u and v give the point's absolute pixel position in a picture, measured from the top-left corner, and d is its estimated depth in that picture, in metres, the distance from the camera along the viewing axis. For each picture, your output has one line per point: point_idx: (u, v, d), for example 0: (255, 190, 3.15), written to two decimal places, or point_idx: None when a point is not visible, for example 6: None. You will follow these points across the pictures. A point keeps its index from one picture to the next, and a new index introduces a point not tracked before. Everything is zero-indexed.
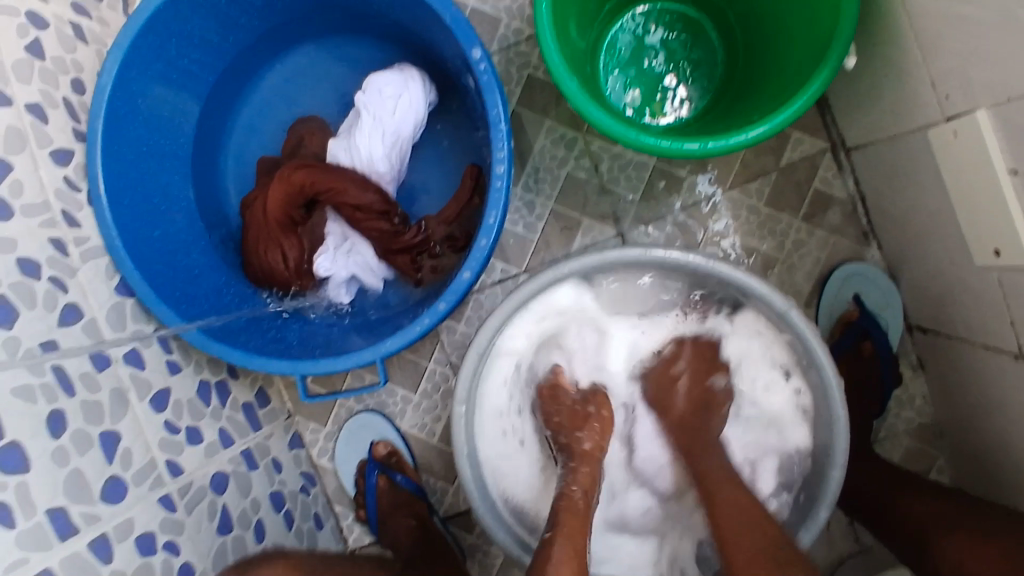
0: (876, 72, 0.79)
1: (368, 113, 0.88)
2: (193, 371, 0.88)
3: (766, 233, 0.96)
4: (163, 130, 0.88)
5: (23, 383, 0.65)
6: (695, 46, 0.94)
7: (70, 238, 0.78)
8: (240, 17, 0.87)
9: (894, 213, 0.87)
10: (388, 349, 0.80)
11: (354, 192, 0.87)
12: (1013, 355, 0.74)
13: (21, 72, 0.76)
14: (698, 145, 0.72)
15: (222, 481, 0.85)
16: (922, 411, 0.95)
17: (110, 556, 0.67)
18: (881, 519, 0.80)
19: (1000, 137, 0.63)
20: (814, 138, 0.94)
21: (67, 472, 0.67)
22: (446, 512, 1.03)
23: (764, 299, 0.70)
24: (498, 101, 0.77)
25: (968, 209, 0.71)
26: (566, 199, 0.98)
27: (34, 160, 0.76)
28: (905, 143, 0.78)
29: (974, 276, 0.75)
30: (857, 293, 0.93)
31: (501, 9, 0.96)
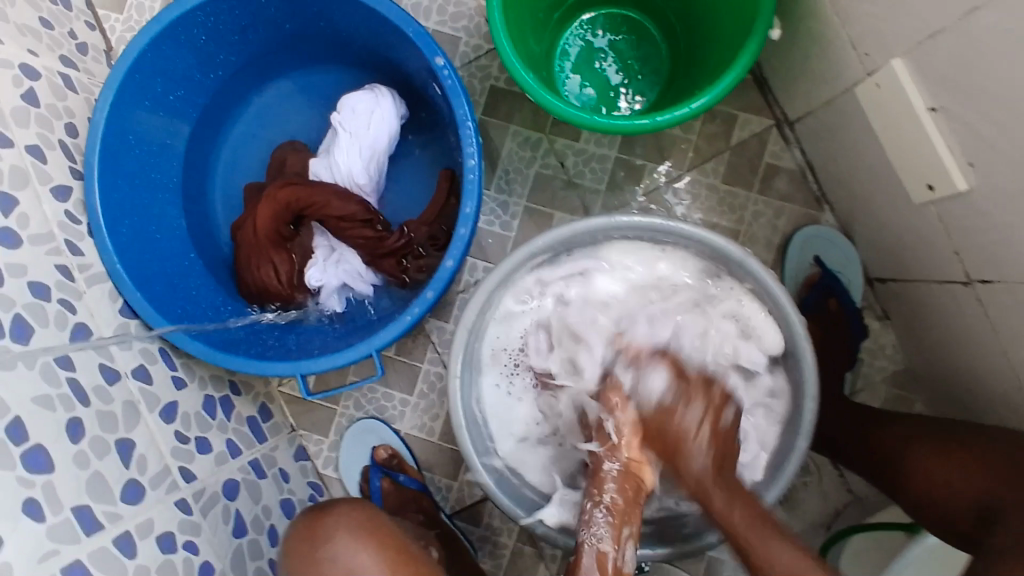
0: (805, 46, 0.87)
1: (344, 130, 0.95)
2: (198, 386, 0.93)
3: (726, 208, 1.03)
4: (155, 163, 0.93)
5: (41, 393, 0.70)
6: (641, 45, 1.02)
7: (75, 265, 0.82)
8: (219, 54, 0.94)
9: (838, 174, 0.95)
10: (381, 341, 0.85)
11: (337, 203, 0.92)
12: (962, 283, 0.80)
13: (19, 117, 0.80)
14: (648, 120, 0.79)
15: (233, 488, 0.90)
16: (894, 359, 1.01)
17: (134, 551, 0.72)
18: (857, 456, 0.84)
19: (918, 80, 0.71)
20: (759, 117, 1.02)
21: (88, 474, 0.71)
22: (451, 508, 1.07)
23: (722, 251, 0.77)
24: (464, 102, 0.84)
25: (902, 154, 0.78)
26: (538, 196, 1.04)
27: (37, 197, 0.80)
28: (839, 105, 0.86)
29: (915, 216, 0.82)
30: (817, 255, 1.00)
31: (459, 29, 1.04)
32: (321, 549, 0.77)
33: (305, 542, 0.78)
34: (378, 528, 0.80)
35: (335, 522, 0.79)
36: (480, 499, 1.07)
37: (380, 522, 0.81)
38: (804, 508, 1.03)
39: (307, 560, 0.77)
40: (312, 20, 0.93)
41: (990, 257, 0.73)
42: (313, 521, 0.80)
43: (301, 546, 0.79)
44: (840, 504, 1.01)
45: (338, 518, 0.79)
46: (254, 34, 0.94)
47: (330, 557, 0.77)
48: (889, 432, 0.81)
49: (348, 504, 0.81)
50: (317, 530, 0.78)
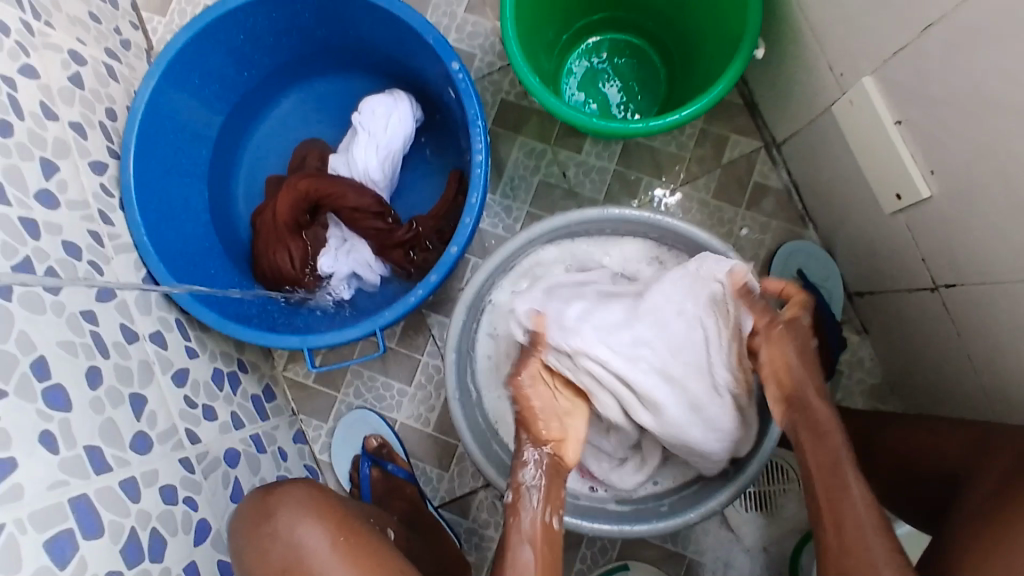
0: (790, 71, 0.94)
1: (363, 130, 1.02)
2: (209, 359, 0.98)
3: (716, 221, 1.09)
4: (186, 150, 1.01)
5: (66, 338, 0.75)
6: (641, 68, 1.10)
7: (105, 232, 0.89)
8: (253, 54, 1.03)
9: (821, 192, 1.01)
10: (386, 319, 0.91)
11: (352, 195, 0.99)
12: (929, 289, 0.86)
13: (65, 96, 0.88)
14: (642, 125, 0.86)
15: (234, 458, 0.93)
16: (872, 372, 1.05)
17: (137, 495, 0.75)
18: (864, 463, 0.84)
19: (885, 96, 0.78)
20: (749, 139, 1.09)
21: (102, 420, 0.75)
22: (440, 500, 1.10)
23: (706, 246, 0.83)
24: (475, 103, 0.91)
25: (875, 167, 0.85)
26: (539, 202, 1.11)
27: (76, 168, 0.87)
28: (820, 125, 0.93)
29: (890, 226, 0.88)
30: (800, 268, 1.06)
31: (475, 47, 1.12)
32: (266, 524, 0.72)
33: (252, 522, 0.74)
34: (324, 501, 0.75)
35: (281, 499, 0.74)
36: (470, 491, 1.10)
37: (329, 498, 0.77)
38: (783, 514, 1.05)
39: (256, 537, 0.72)
40: (342, 30, 1.03)
41: (958, 260, 0.79)
42: (260, 500, 0.75)
43: (249, 527, 0.74)
44: None
45: (285, 494, 0.75)
46: (288, 39, 1.03)
47: (274, 532, 0.72)
48: (898, 434, 0.81)
49: (299, 483, 0.77)
50: (264, 506, 0.74)
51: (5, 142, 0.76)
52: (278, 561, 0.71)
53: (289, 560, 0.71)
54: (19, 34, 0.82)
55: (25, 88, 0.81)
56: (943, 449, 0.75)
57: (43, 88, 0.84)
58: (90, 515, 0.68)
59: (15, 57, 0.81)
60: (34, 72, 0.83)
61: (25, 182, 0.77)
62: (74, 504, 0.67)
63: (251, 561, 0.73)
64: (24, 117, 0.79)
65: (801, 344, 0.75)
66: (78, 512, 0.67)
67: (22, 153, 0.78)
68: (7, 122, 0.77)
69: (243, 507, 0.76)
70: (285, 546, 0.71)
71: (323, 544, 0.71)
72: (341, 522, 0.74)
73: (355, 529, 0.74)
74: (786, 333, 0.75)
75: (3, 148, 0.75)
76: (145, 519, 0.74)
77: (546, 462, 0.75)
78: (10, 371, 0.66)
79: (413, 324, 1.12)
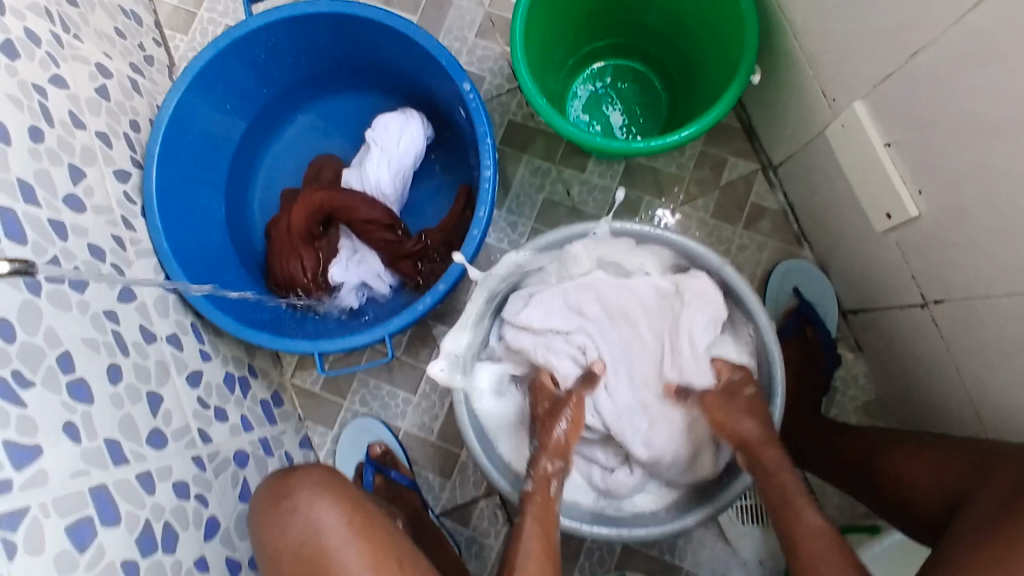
0: (785, 96, 0.99)
1: (376, 146, 1.06)
2: (221, 363, 1.01)
3: (715, 240, 1.13)
4: (206, 161, 1.06)
5: (89, 335, 0.78)
6: (644, 92, 1.15)
7: (127, 237, 0.92)
8: (272, 72, 1.07)
9: (816, 213, 1.05)
10: (394, 326, 0.94)
11: (364, 208, 1.03)
12: (920, 306, 0.89)
13: (92, 106, 0.93)
14: (644, 144, 0.90)
15: (244, 459, 0.95)
16: (866, 389, 1.08)
17: (153, 489, 0.77)
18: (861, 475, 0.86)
19: (874, 119, 0.82)
20: (747, 161, 1.14)
21: (121, 414, 0.78)
22: (442, 508, 1.12)
23: (702, 259, 0.87)
24: (485, 121, 0.95)
25: (865, 187, 0.88)
26: (544, 219, 1.15)
27: (101, 174, 0.91)
28: (814, 147, 0.97)
29: (881, 245, 0.92)
30: (797, 285, 1.09)
31: (484, 69, 1.17)
32: (286, 502, 0.75)
33: (271, 501, 0.76)
34: (340, 483, 0.78)
35: (300, 479, 0.77)
36: (471, 500, 1.12)
37: (344, 482, 0.79)
38: None
39: (275, 514, 0.75)
40: (358, 50, 1.08)
41: (946, 276, 0.82)
42: (279, 481, 0.78)
43: (268, 507, 0.76)
44: None
45: (303, 475, 0.78)
46: (306, 58, 1.08)
47: (293, 509, 0.74)
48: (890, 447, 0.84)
49: (316, 468, 0.80)
50: (284, 486, 0.77)
51: (37, 147, 0.80)
52: (296, 538, 0.73)
53: (307, 535, 0.73)
54: (51, 47, 0.87)
55: (56, 97, 0.85)
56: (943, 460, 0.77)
57: (72, 98, 0.89)
58: (108, 504, 0.70)
59: (46, 68, 0.85)
60: (65, 83, 0.88)
61: (54, 186, 0.81)
62: (95, 494, 0.69)
63: (268, 537, 0.75)
64: (55, 124, 0.84)
65: (750, 409, 0.78)
66: (98, 500, 0.69)
67: (52, 158, 0.82)
68: (39, 129, 0.81)
69: (262, 489, 0.78)
70: (303, 522, 0.73)
71: (339, 522, 0.73)
72: (355, 504, 0.76)
73: (368, 511, 0.76)
74: (723, 397, 0.80)
75: (35, 153, 0.79)
76: (159, 512, 0.76)
77: (556, 445, 0.79)
78: (36, 363, 0.70)
79: (419, 335, 1.15)
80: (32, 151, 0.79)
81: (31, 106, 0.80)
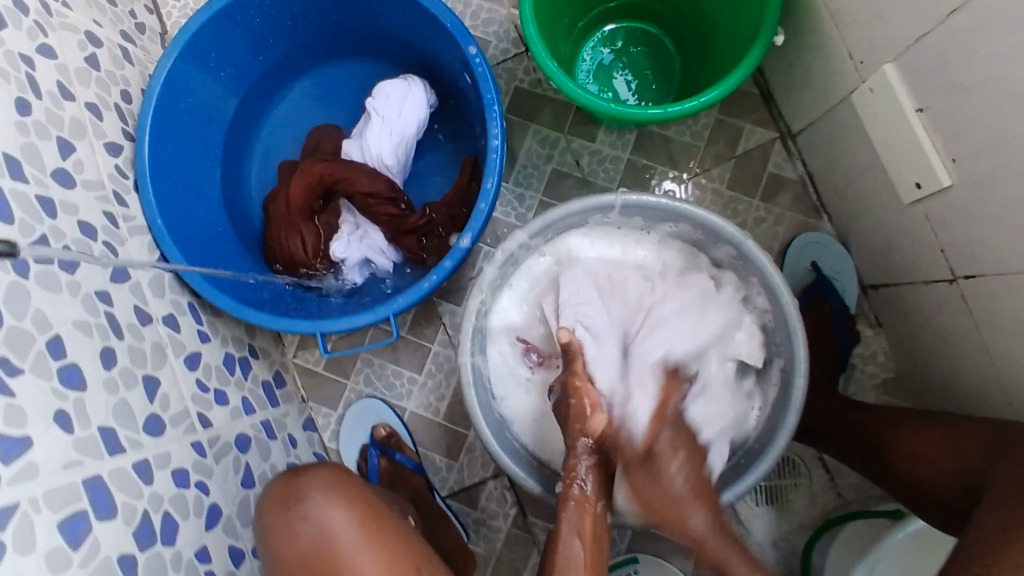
0: (807, 62, 0.94)
1: (377, 115, 1.02)
2: (221, 343, 0.97)
3: (731, 212, 1.09)
4: (200, 133, 1.01)
5: (81, 318, 0.74)
6: (657, 57, 1.10)
7: (120, 214, 0.88)
8: (268, 37, 1.02)
9: (838, 185, 1.00)
10: (399, 305, 0.90)
11: (366, 180, 0.99)
12: (947, 281, 0.85)
13: (81, 77, 0.88)
14: (661, 111, 0.85)
15: (245, 442, 0.93)
16: (885, 366, 1.05)
17: (150, 477, 0.75)
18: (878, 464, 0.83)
19: (906, 84, 0.77)
20: (765, 130, 1.09)
21: (115, 401, 0.75)
22: (448, 490, 1.10)
23: (725, 234, 0.81)
24: (491, 87, 0.90)
25: (894, 156, 0.84)
26: (552, 191, 1.10)
27: (92, 148, 0.86)
28: (837, 114, 0.93)
29: (907, 216, 0.88)
30: (813, 260, 1.06)
31: (489, 33, 1.12)
32: (297, 505, 0.72)
33: (281, 504, 0.73)
34: (350, 486, 0.75)
35: (312, 482, 0.74)
36: (478, 481, 1.09)
37: (354, 483, 0.76)
38: (793, 508, 1.05)
39: (285, 517, 0.72)
40: (358, 14, 1.02)
41: (976, 250, 0.78)
42: (288, 482, 0.75)
43: (277, 509, 0.73)
44: (831, 509, 1.04)
45: (314, 477, 0.74)
46: (302, 22, 1.03)
47: (303, 514, 0.71)
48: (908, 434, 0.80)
49: (326, 469, 0.77)
50: (295, 487, 0.74)
51: (24, 120, 0.75)
52: (307, 544, 0.70)
53: (318, 544, 0.70)
54: (37, 14, 0.82)
55: (43, 67, 0.81)
56: (965, 448, 0.73)
57: (60, 67, 0.84)
58: (103, 495, 0.68)
59: (34, 36, 0.80)
60: (52, 52, 0.83)
61: (43, 161, 0.76)
62: (89, 484, 0.67)
63: (277, 543, 0.72)
64: (42, 96, 0.79)
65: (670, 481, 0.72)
66: (91, 491, 0.67)
67: (40, 132, 0.77)
68: (26, 102, 0.76)
69: (270, 490, 0.75)
70: (315, 526, 0.70)
71: (352, 528, 0.71)
72: (367, 508, 0.73)
73: (380, 513, 0.74)
74: (650, 475, 0.73)
75: (22, 126, 0.75)
76: (158, 502, 0.74)
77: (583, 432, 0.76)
78: (25, 349, 0.66)
79: (424, 313, 1.12)
80: (18, 124, 0.74)
81: (17, 76, 0.75)
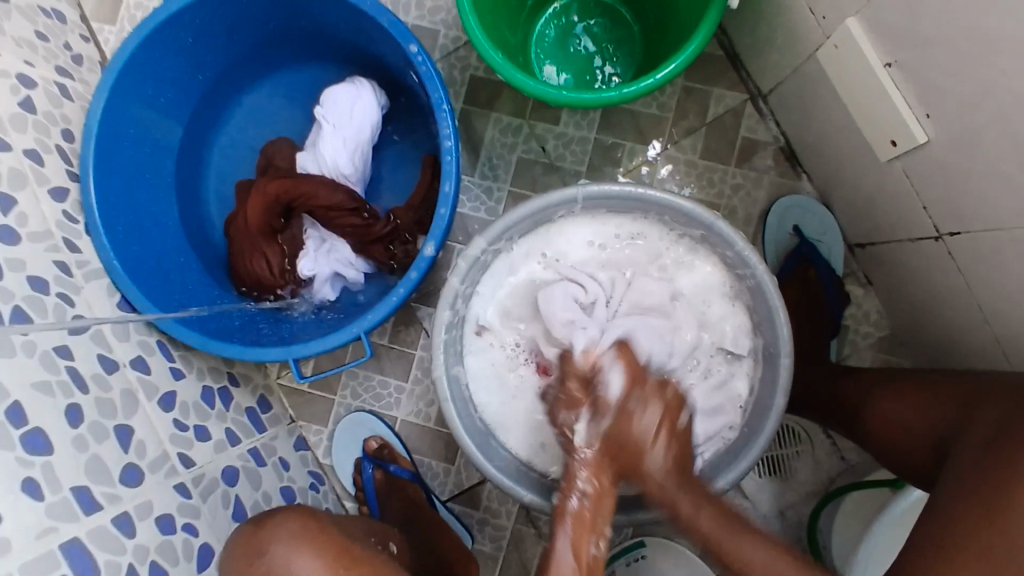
0: (769, 17, 0.89)
1: (328, 124, 0.98)
2: (197, 377, 0.95)
3: (706, 182, 1.05)
4: (147, 163, 0.98)
5: (41, 379, 0.71)
6: (614, 28, 1.04)
7: (73, 261, 0.85)
8: (205, 55, 0.98)
9: (813, 144, 0.96)
10: (370, 322, 0.87)
11: (324, 193, 0.95)
12: (933, 238, 0.81)
13: (17, 123, 0.84)
14: (614, 92, 0.80)
15: (233, 475, 0.90)
16: (879, 324, 1.02)
17: (133, 530, 0.72)
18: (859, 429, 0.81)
19: (872, 38, 0.72)
20: (734, 92, 1.04)
21: (87, 457, 0.72)
22: (448, 493, 1.09)
23: (693, 216, 0.78)
24: (438, 85, 0.86)
25: (866, 114, 0.80)
26: (520, 180, 1.06)
27: (36, 197, 0.83)
28: (805, 72, 0.88)
29: (886, 173, 0.83)
30: (796, 224, 1.02)
31: (438, 22, 1.07)
32: (261, 561, 0.71)
33: (243, 560, 0.72)
34: (318, 529, 0.74)
35: (271, 534, 0.73)
36: (477, 482, 1.08)
37: (323, 525, 0.75)
38: (797, 478, 1.03)
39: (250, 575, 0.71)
40: (294, 19, 0.98)
41: (959, 206, 0.74)
42: (249, 534, 0.74)
43: (242, 565, 0.73)
44: (837, 474, 1.02)
45: (276, 527, 0.73)
46: (239, 35, 0.99)
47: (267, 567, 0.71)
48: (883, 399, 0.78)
49: (288, 512, 0.76)
50: (256, 542, 0.73)
51: None
52: None
53: None
54: None
55: None
56: (936, 412, 0.70)
57: None
58: (83, 557, 0.66)
59: None
60: None
61: None
62: (67, 549, 0.65)
63: None
64: None
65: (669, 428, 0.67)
66: (71, 556, 0.65)
67: None
68: None
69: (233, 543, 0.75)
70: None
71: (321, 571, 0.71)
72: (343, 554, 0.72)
73: (357, 556, 0.73)
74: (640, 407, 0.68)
75: None
76: (143, 553, 0.71)
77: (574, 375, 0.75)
78: None
79: (404, 319, 1.09)
80: None
81: None
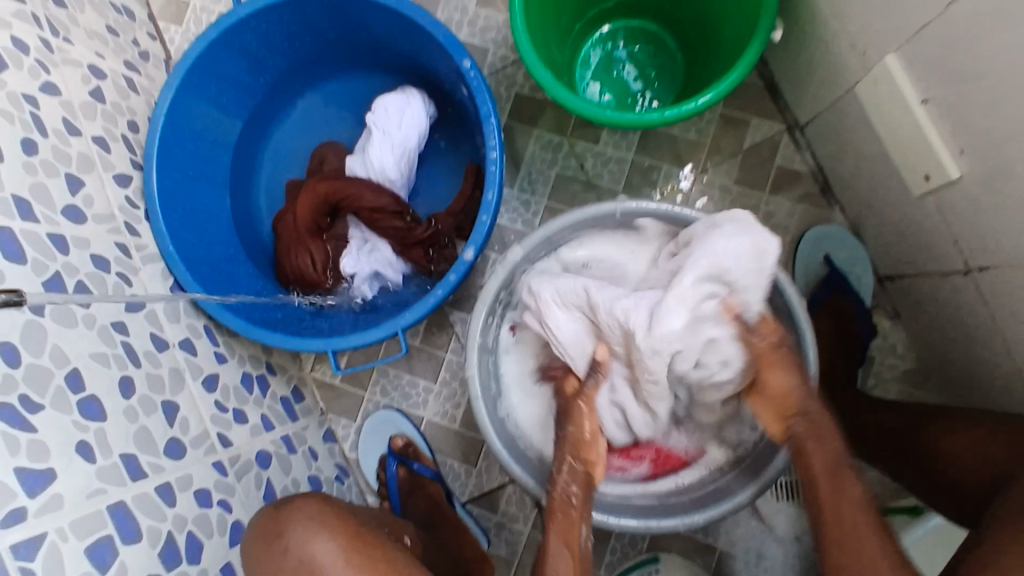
0: (810, 50, 0.92)
1: (377, 130, 1.03)
2: (238, 363, 1.00)
3: (739, 208, 1.07)
4: (205, 158, 1.03)
5: (99, 350, 0.75)
6: (657, 54, 1.08)
7: (132, 244, 0.90)
8: (267, 60, 1.04)
9: (847, 174, 0.99)
10: (407, 320, 0.91)
11: (370, 195, 0.99)
12: (962, 273, 0.83)
13: (87, 111, 0.90)
14: (657, 114, 0.83)
15: (265, 458, 0.94)
16: (905, 357, 1.03)
17: (173, 499, 0.75)
18: (897, 461, 0.81)
19: (909, 75, 0.75)
20: (771, 122, 1.07)
21: (136, 427, 0.75)
22: (468, 496, 1.11)
23: None
24: (487, 99, 0.90)
25: (900, 148, 0.82)
26: (557, 195, 1.10)
27: (102, 182, 0.88)
28: (842, 104, 0.90)
29: (918, 205, 0.85)
30: (827, 253, 1.04)
31: (488, 40, 1.12)
32: (278, 542, 0.72)
33: (263, 541, 0.73)
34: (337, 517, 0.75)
35: (290, 517, 0.74)
36: (498, 486, 1.10)
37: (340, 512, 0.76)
38: None
39: (267, 555, 0.72)
40: (352, 30, 1.03)
41: (992, 242, 0.76)
42: (270, 518, 0.75)
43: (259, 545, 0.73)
44: None
45: (295, 514, 0.74)
46: (301, 42, 1.04)
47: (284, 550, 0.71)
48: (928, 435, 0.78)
49: (308, 499, 0.76)
50: (273, 526, 0.73)
51: (31, 159, 0.76)
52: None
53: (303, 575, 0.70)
54: (39, 52, 0.83)
55: (49, 105, 0.82)
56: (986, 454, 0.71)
57: (66, 104, 0.85)
58: (127, 520, 0.68)
59: (37, 76, 0.82)
60: (55, 89, 0.84)
61: (52, 199, 0.78)
62: (113, 511, 0.67)
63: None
64: (48, 134, 0.80)
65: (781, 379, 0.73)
66: (116, 518, 0.67)
67: (47, 170, 0.78)
68: (32, 141, 0.77)
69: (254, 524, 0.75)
70: (297, 560, 0.71)
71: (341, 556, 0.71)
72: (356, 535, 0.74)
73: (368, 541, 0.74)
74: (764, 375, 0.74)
75: (29, 166, 0.76)
76: (181, 523, 0.74)
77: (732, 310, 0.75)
78: (44, 384, 0.66)
79: (436, 322, 1.13)
80: (26, 164, 0.75)
81: (23, 118, 0.77)
